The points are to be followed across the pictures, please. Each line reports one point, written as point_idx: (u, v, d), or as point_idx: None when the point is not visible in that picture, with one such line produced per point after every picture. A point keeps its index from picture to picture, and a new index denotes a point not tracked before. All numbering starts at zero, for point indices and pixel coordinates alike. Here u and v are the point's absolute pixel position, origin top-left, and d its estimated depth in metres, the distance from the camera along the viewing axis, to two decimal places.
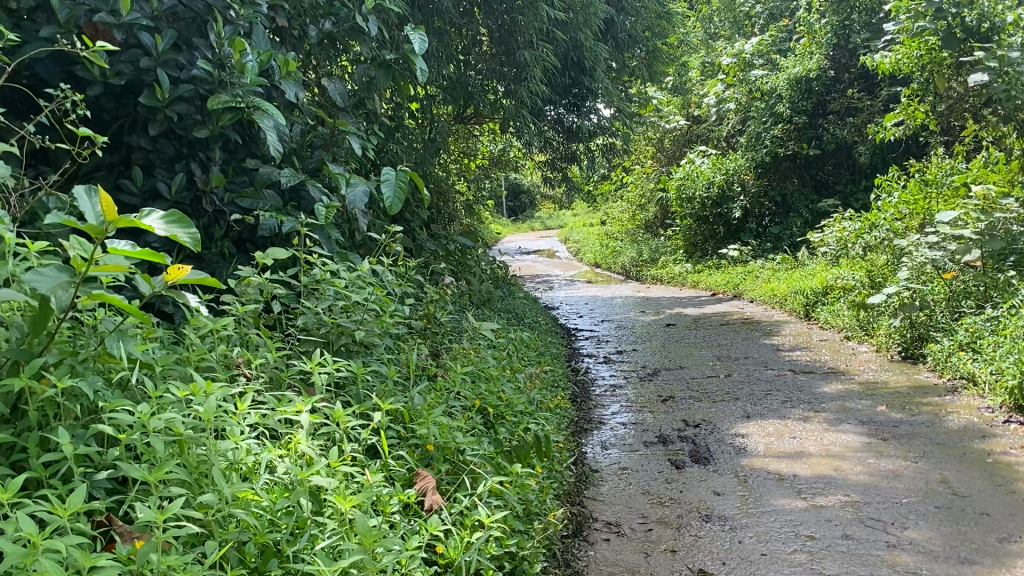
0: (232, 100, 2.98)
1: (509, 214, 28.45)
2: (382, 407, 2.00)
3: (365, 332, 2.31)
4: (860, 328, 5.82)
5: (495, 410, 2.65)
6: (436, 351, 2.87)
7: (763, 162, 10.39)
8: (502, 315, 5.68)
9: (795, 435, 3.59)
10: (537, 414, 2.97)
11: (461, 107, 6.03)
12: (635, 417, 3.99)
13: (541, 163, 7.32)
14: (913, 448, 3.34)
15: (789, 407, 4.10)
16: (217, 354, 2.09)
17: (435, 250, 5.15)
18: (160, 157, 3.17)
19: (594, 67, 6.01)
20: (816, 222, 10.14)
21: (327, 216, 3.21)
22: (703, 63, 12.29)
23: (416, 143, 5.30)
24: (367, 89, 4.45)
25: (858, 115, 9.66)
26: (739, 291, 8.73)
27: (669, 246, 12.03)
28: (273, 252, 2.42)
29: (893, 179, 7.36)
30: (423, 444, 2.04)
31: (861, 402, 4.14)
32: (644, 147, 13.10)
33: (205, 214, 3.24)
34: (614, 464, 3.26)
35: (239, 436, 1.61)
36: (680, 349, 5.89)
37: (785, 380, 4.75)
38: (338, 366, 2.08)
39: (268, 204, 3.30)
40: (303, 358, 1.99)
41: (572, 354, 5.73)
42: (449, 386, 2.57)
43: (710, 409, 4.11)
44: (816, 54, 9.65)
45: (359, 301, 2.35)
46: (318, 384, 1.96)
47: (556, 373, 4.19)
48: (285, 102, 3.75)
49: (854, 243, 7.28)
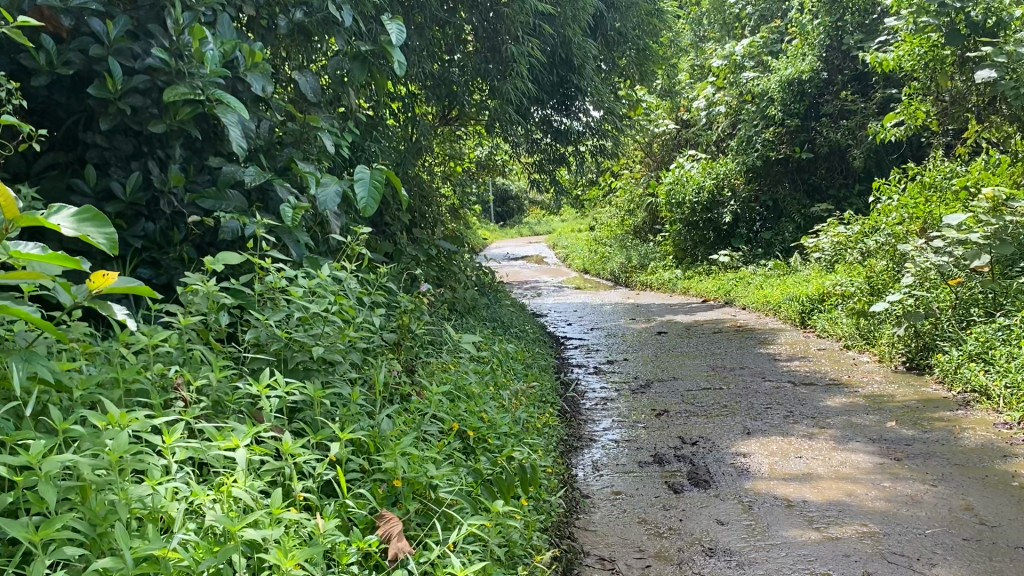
0: (192, 92, 2.68)
1: (497, 220, 28.19)
2: (341, 438, 1.74)
3: (326, 349, 2.02)
4: (861, 337, 5.59)
5: (477, 434, 2.38)
6: (411, 367, 2.60)
7: (754, 166, 10.14)
8: (487, 324, 5.40)
9: (801, 454, 3.34)
10: (522, 436, 2.70)
11: (445, 107, 5.76)
12: (627, 434, 3.71)
13: (528, 166, 7.05)
14: (929, 469, 3.08)
15: (793, 423, 3.84)
16: (153, 374, 1.83)
17: (415, 255, 4.88)
18: (115, 155, 2.88)
19: (583, 65, 5.75)
20: (808, 227, 9.92)
21: (295, 218, 2.92)
22: (692, 67, 12.09)
23: (396, 143, 5.03)
24: (342, 84, 4.16)
25: (851, 118, 9.46)
26: (731, 297, 8.49)
27: (658, 252, 11.79)
28: (223, 256, 2.16)
29: (891, 182, 7.12)
30: (390, 480, 1.76)
31: (868, 418, 3.89)
32: (633, 152, 12.86)
33: (163, 217, 2.93)
34: (605, 488, 2.99)
35: (159, 479, 1.34)
36: (672, 358, 5.63)
37: (784, 392, 4.49)
38: (290, 390, 1.82)
39: (232, 205, 3.00)
40: (251, 383, 1.75)
41: (561, 364, 5.46)
42: (423, 408, 2.31)
43: (707, 424, 3.84)
44: (809, 56, 9.42)
45: (318, 312, 2.06)
46: (268, 410, 1.72)
47: (543, 386, 3.92)
48: (252, 96, 3.46)
49: (853, 248, 7.04)
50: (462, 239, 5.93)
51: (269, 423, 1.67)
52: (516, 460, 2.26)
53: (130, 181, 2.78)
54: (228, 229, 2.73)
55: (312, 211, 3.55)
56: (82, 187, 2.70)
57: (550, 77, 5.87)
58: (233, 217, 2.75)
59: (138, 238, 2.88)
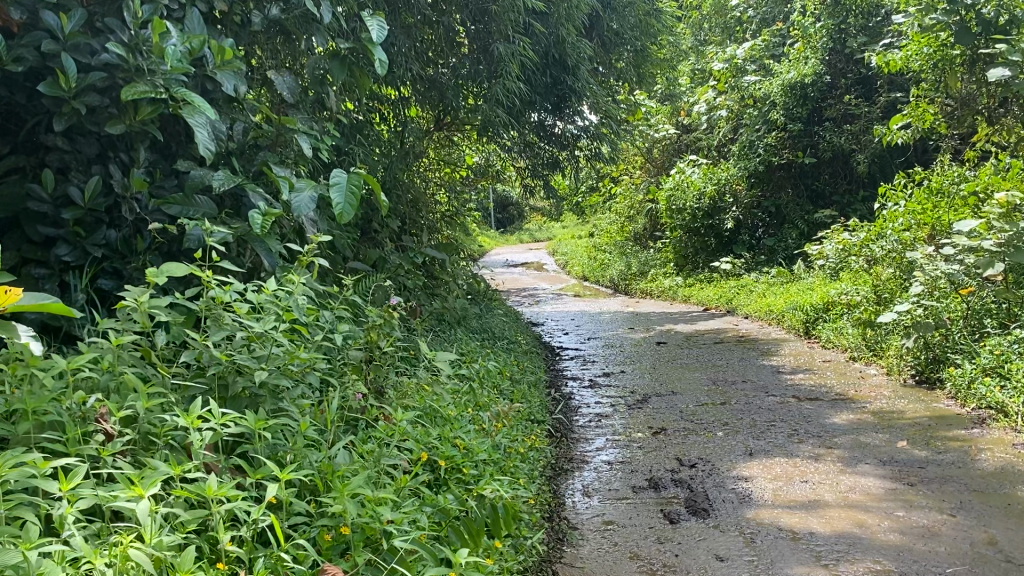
0: (152, 91, 2.44)
1: (497, 227, 27.95)
2: (280, 478, 1.53)
3: (271, 372, 1.80)
4: (868, 348, 5.37)
5: (449, 464, 2.18)
6: (380, 390, 2.38)
7: (757, 171, 9.91)
8: (477, 335, 5.16)
9: (807, 479, 3.11)
10: (502, 464, 2.48)
11: (435, 110, 5.52)
12: (621, 455, 3.48)
13: (522, 171, 6.81)
14: (945, 496, 2.85)
15: (797, 443, 3.61)
16: (70, 404, 1.61)
17: (401, 263, 4.64)
18: (76, 159, 2.61)
19: (577, 65, 5.52)
20: (812, 233, 9.69)
21: (264, 226, 2.64)
22: (693, 70, 11.87)
23: (381, 147, 4.79)
24: (322, 85, 3.93)
25: (855, 122, 9.24)
26: (733, 306, 8.25)
27: (658, 259, 11.56)
28: (167, 269, 2.00)
29: (897, 187, 6.88)
30: (337, 527, 1.54)
31: (878, 437, 3.66)
32: (633, 157, 12.64)
33: (125, 224, 2.66)
34: (596, 518, 2.75)
35: (35, 542, 1.14)
36: (671, 370, 5.39)
37: (789, 408, 4.26)
38: (225, 421, 1.61)
39: (200, 212, 2.71)
40: (177, 417, 1.55)
41: (555, 378, 5.22)
42: (387, 437, 2.10)
43: (707, 444, 3.61)
44: (811, 59, 9.19)
45: (264, 331, 1.83)
46: (197, 450, 1.52)
47: (531, 405, 3.68)
48: (224, 97, 3.22)
49: (858, 256, 6.81)
50: (455, 247, 5.70)
51: (192, 464, 1.48)
52: (491, 496, 2.05)
53: (91, 186, 2.50)
54: (191, 237, 2.46)
55: (285, 219, 3.31)
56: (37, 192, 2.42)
57: (543, 78, 5.63)
58: (197, 224, 2.49)
59: (100, 245, 2.58)
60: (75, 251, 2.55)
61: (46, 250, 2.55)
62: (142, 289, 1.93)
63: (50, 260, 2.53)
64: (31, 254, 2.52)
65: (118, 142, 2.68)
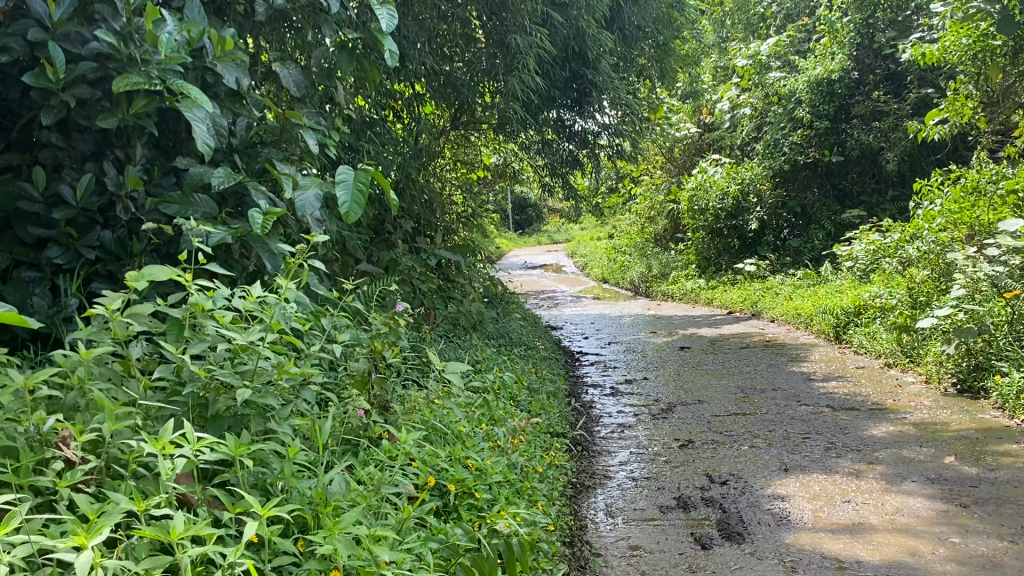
0: (146, 83, 2.21)
1: (516, 228, 27.71)
2: (261, 513, 1.32)
3: (256, 391, 1.58)
4: (904, 354, 5.12)
5: (460, 488, 2.01)
6: (386, 405, 2.17)
7: (781, 171, 9.63)
8: (494, 341, 4.95)
9: (849, 499, 2.87)
10: (518, 486, 2.28)
11: (451, 107, 5.31)
12: (646, 471, 3.25)
13: (540, 171, 6.58)
14: (1004, 520, 2.60)
15: (835, 457, 3.37)
16: (28, 427, 1.41)
17: (413, 265, 4.42)
18: (70, 156, 2.39)
19: (597, 58, 5.29)
20: (840, 234, 9.42)
21: (265, 224, 2.38)
22: (715, 68, 11.61)
23: (393, 145, 4.58)
24: (329, 78, 3.70)
25: (884, 119, 8.97)
26: (758, 309, 8.00)
27: (680, 260, 11.30)
28: (147, 274, 1.80)
29: (932, 184, 6.59)
30: (326, 571, 1.34)
31: (922, 451, 3.41)
32: (654, 157, 12.38)
33: (121, 224, 2.44)
34: (620, 542, 2.54)
35: None
36: (695, 377, 5.15)
37: (823, 419, 4.02)
38: (201, 448, 1.40)
39: (199, 212, 2.46)
40: (140, 446, 1.33)
41: (574, 385, 5.00)
42: (391, 460, 1.92)
43: (739, 458, 3.38)
44: (839, 54, 8.93)
45: (250, 342, 1.61)
46: (164, 483, 1.32)
47: (550, 417, 3.46)
48: (224, 90, 2.99)
49: (891, 257, 6.54)
50: (472, 249, 5.49)
51: (156, 500, 1.28)
52: (504, 531, 1.85)
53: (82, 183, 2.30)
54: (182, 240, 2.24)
55: (289, 219, 3.09)
56: (25, 191, 2.22)
57: (562, 72, 5.39)
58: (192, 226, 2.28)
59: (93, 248, 2.38)
60: (67, 253, 2.35)
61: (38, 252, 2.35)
62: (120, 295, 1.72)
63: (41, 263, 2.34)
64: (23, 256, 2.33)
65: (115, 137, 2.46)
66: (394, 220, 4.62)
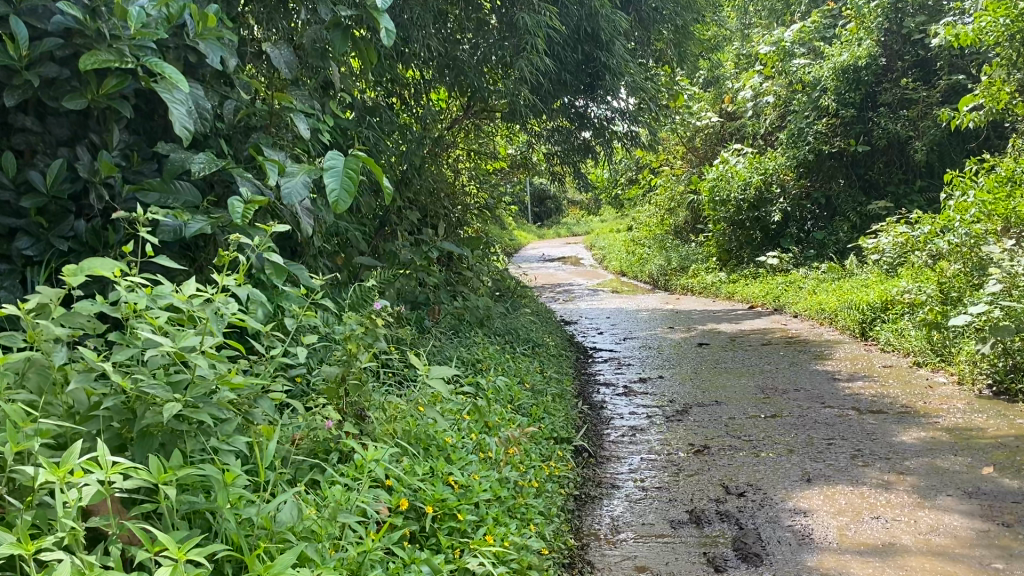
0: (117, 61, 1.95)
1: (534, 220, 27.32)
2: (176, 556, 1.11)
3: (187, 405, 1.36)
4: (934, 353, 4.86)
5: (440, 509, 1.79)
6: (360, 414, 1.95)
7: (806, 161, 9.34)
8: (502, 338, 4.72)
9: (878, 515, 2.62)
10: (509, 504, 2.07)
11: (461, 94, 5.06)
12: (657, 480, 3.02)
13: (553, 160, 6.32)
14: None
15: (862, 467, 3.11)
16: None
17: (415, 259, 4.19)
18: (44, 142, 2.11)
19: (611, 40, 5.01)
20: (865, 226, 9.11)
21: (248, 211, 2.18)
22: (737, 56, 11.28)
23: (397, 133, 4.35)
24: (322, 59, 3.23)
25: (913, 107, 8.67)
26: (780, 303, 7.73)
27: (700, 253, 11.03)
28: (88, 267, 1.57)
29: (965, 174, 6.27)
30: None
31: (956, 461, 3.15)
32: (674, 147, 12.07)
33: (94, 213, 2.18)
34: (626, 561, 2.31)
35: None
36: (714, 376, 4.90)
37: (849, 423, 3.76)
38: (115, 474, 1.18)
39: (182, 200, 2.27)
40: (38, 473, 1.13)
41: (585, 385, 4.78)
42: (360, 478, 1.70)
43: (758, 466, 3.14)
44: (865, 40, 8.62)
45: (184, 350, 1.39)
46: (63, 518, 1.11)
47: (553, 423, 3.22)
48: (210, 70, 2.65)
49: (920, 251, 6.25)
50: (482, 241, 5.25)
51: (50, 540, 1.07)
52: (481, 569, 1.63)
53: (54, 169, 2.04)
54: (163, 228, 2.07)
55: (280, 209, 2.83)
56: None
57: (574, 55, 5.13)
58: (169, 213, 2.11)
59: (66, 238, 2.13)
60: (38, 245, 2.09)
61: (7, 243, 2.09)
62: (54, 293, 1.50)
63: (10, 255, 2.08)
64: None
65: (91, 115, 2.17)
66: (399, 211, 4.41)
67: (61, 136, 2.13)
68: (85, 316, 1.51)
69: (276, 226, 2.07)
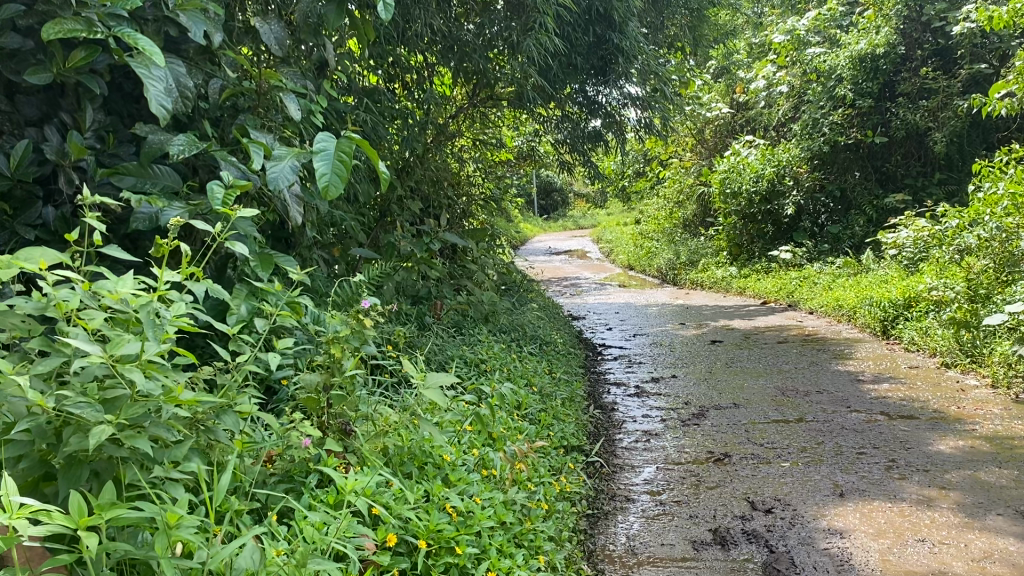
0: (86, 31, 1.66)
1: (540, 213, 27.06)
2: None
3: (122, 427, 1.11)
4: (963, 353, 4.59)
5: (436, 542, 1.56)
6: (344, 428, 1.73)
7: (820, 152, 9.05)
8: (506, 336, 4.47)
9: (923, 537, 2.36)
10: (515, 531, 1.83)
11: (466, 79, 4.80)
12: (674, 493, 2.76)
13: (561, 149, 6.04)
14: None
15: (898, 479, 2.86)
16: None
17: (417, 252, 3.93)
18: (11, 121, 1.83)
19: (624, 21, 4.73)
20: (881, 220, 8.83)
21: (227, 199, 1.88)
22: (750, 45, 10.96)
23: (397, 119, 4.08)
24: (317, 36, 2.92)
25: (932, 97, 8.37)
26: (794, 299, 7.47)
27: (710, 247, 10.76)
28: (23, 259, 1.31)
29: (993, 166, 5.97)
30: None
31: (999, 474, 2.89)
32: (684, 138, 11.77)
33: (65, 200, 1.90)
34: None
35: None
36: (730, 377, 4.64)
37: (879, 430, 3.50)
38: (20, 517, 0.92)
39: (163, 185, 2.00)
40: None
41: (594, 385, 4.54)
42: (342, 505, 1.47)
43: (784, 479, 2.89)
44: (884, 28, 8.30)
45: (120, 360, 1.14)
46: None
47: (561, 432, 2.97)
48: (194, 45, 2.37)
49: (946, 245, 5.96)
50: (486, 233, 4.99)
51: None
52: None
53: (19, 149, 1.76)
54: (137, 217, 1.82)
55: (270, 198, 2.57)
56: None
57: (585, 37, 4.85)
58: (144, 200, 1.84)
59: (33, 227, 1.85)
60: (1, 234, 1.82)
61: None
62: None
63: None
64: None
65: (64, 94, 1.91)
66: (397, 200, 4.15)
67: (29, 116, 1.86)
68: (21, 317, 1.23)
69: (248, 213, 1.75)
